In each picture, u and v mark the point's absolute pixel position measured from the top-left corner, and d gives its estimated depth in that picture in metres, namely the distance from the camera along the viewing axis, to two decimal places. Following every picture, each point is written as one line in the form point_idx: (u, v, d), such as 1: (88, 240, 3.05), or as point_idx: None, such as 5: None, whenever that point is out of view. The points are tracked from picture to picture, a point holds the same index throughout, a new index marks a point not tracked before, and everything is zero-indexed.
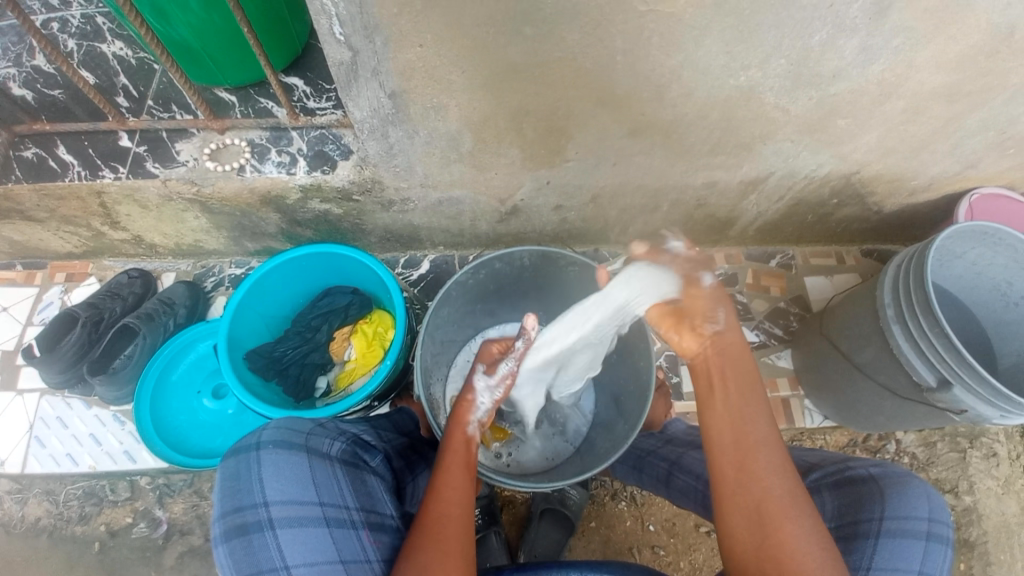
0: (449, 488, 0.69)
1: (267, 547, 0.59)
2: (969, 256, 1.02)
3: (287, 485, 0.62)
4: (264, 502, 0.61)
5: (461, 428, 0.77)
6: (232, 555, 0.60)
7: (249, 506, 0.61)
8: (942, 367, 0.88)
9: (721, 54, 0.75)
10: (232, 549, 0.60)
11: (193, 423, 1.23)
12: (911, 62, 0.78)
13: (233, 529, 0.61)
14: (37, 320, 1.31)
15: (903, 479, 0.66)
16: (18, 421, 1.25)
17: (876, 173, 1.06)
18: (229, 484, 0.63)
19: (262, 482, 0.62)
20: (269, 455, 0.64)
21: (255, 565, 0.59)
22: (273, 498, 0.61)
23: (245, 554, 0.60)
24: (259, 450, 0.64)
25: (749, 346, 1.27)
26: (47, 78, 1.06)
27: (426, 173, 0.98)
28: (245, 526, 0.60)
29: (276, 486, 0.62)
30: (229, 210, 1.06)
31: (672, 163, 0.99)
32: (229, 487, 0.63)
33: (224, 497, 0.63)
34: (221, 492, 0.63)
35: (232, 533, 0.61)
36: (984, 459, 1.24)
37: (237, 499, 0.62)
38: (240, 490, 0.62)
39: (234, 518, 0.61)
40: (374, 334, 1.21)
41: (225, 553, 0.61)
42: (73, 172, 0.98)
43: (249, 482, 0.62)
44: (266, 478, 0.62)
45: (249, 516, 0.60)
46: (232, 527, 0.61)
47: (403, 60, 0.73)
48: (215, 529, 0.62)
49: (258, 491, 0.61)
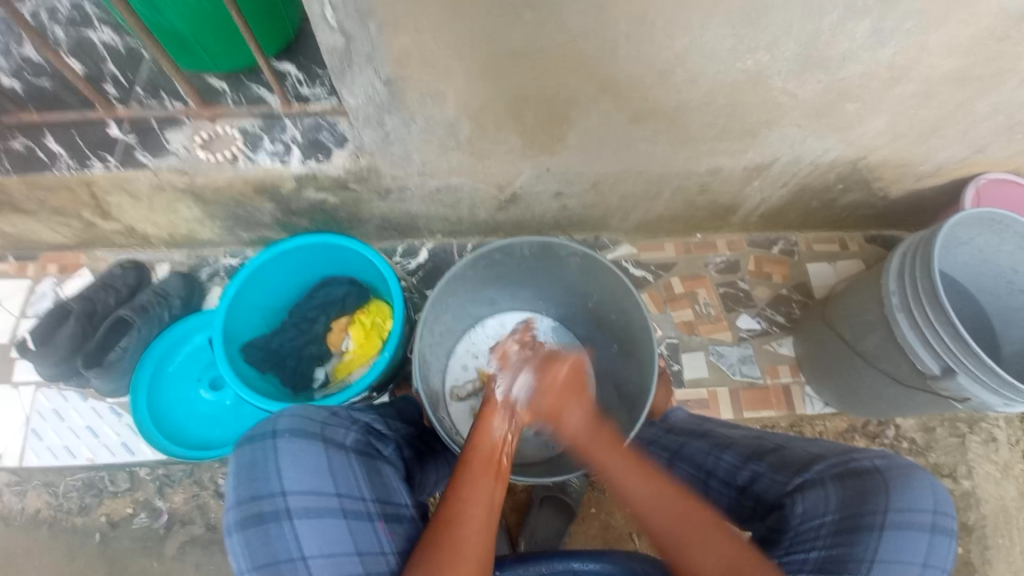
0: (473, 487, 0.68)
1: (285, 537, 0.59)
2: (975, 242, 1.00)
3: (305, 476, 0.62)
4: (282, 492, 0.61)
5: (488, 434, 0.78)
6: (248, 544, 0.60)
7: (266, 496, 0.60)
8: (948, 356, 0.87)
9: (728, 37, 0.72)
10: (248, 538, 0.60)
11: (190, 416, 1.22)
12: (923, 46, 0.76)
13: (249, 518, 0.60)
14: (31, 312, 1.29)
15: (907, 472, 0.65)
16: (15, 415, 1.24)
17: (882, 159, 1.03)
18: (245, 472, 0.62)
19: (279, 472, 0.61)
20: (285, 444, 0.63)
21: (272, 555, 0.59)
22: (290, 488, 0.61)
23: (262, 543, 0.59)
24: (276, 439, 0.63)
25: (751, 333, 1.26)
26: (33, 65, 1.03)
27: (424, 161, 0.96)
28: (262, 516, 0.60)
29: (293, 476, 0.61)
30: (222, 200, 1.04)
31: (675, 150, 0.97)
32: (245, 475, 0.62)
33: (240, 485, 0.62)
34: (237, 480, 0.62)
35: (249, 521, 0.60)
36: (984, 444, 1.24)
37: (254, 488, 0.61)
38: (256, 479, 0.61)
39: (251, 507, 0.60)
40: (372, 324, 1.19)
41: (240, 541, 0.60)
42: (61, 163, 0.95)
43: (266, 471, 0.61)
44: (284, 468, 0.62)
45: (267, 506, 0.60)
46: (248, 516, 0.60)
47: (399, 46, 0.71)
48: (230, 517, 0.62)
49: (276, 481, 0.61)
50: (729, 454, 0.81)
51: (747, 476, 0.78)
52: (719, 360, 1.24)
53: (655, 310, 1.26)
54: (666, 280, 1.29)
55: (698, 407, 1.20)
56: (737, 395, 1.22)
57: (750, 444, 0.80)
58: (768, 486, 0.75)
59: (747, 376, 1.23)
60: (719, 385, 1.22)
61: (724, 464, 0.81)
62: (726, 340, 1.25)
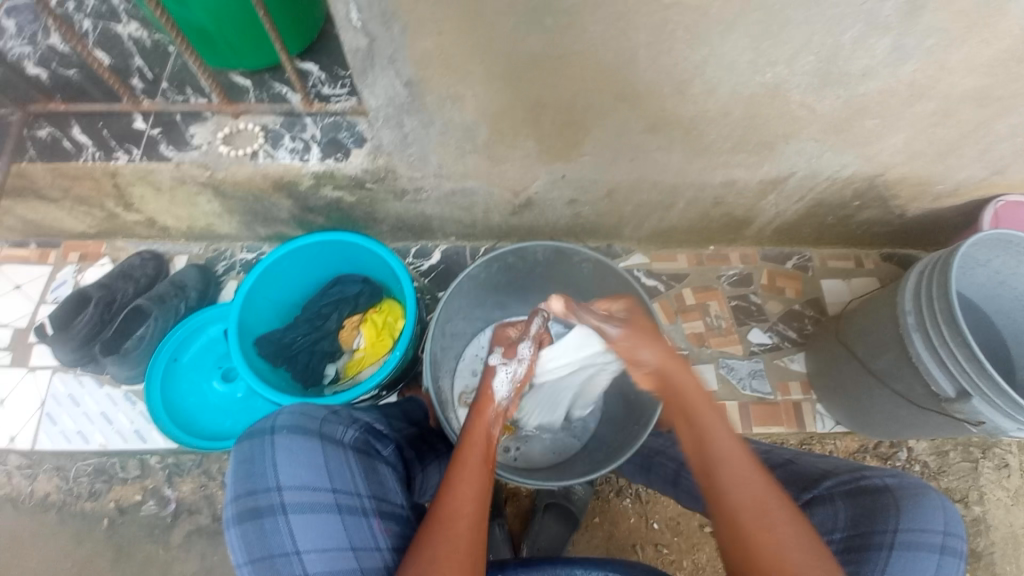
0: (463, 484, 0.68)
1: (279, 532, 0.60)
2: (993, 264, 0.99)
3: (301, 472, 0.63)
4: (278, 488, 0.62)
5: (481, 427, 0.79)
6: (244, 538, 0.61)
7: (262, 491, 0.62)
8: (963, 378, 0.86)
9: (747, 50, 0.73)
10: (244, 532, 0.61)
11: (203, 406, 1.24)
12: (944, 64, 0.76)
13: (245, 513, 0.61)
14: (50, 298, 1.32)
15: (919, 491, 0.64)
16: (30, 398, 1.26)
17: (900, 176, 1.03)
18: (244, 467, 0.63)
19: (275, 467, 0.62)
20: (283, 440, 0.64)
21: (266, 549, 0.60)
22: (286, 484, 0.62)
23: (256, 537, 0.60)
24: (273, 435, 0.64)
25: (762, 348, 1.25)
26: (63, 57, 1.05)
27: (440, 164, 0.97)
28: (257, 510, 0.61)
29: (289, 471, 0.62)
30: (241, 195, 1.06)
31: (690, 161, 0.97)
32: (243, 470, 0.63)
33: (237, 480, 0.63)
34: (235, 474, 0.64)
35: (245, 516, 0.61)
36: (996, 470, 1.22)
37: (251, 483, 0.62)
38: (253, 474, 0.62)
39: (247, 502, 0.62)
40: (384, 323, 1.20)
41: (236, 536, 0.61)
42: (87, 153, 0.97)
43: (263, 466, 0.63)
44: (281, 463, 0.63)
45: (263, 500, 0.61)
46: (244, 510, 0.62)
47: (420, 49, 0.72)
48: (228, 511, 0.63)
49: (272, 476, 0.62)
50: None
51: None
52: (729, 373, 1.23)
53: (666, 320, 1.26)
54: (678, 290, 1.29)
55: None
56: (746, 409, 1.21)
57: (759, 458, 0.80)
58: None
59: (757, 391, 1.22)
60: (729, 399, 1.21)
61: None
62: (737, 354, 1.25)
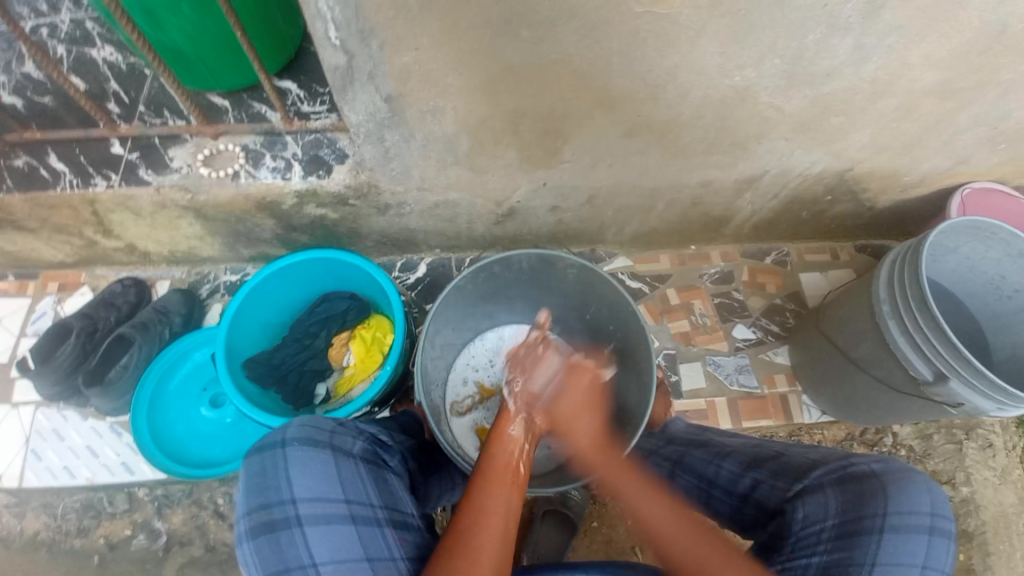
0: (488, 497, 0.70)
1: (296, 545, 0.60)
2: (963, 251, 1.03)
3: (315, 483, 0.62)
4: (293, 500, 0.61)
5: (504, 446, 0.79)
6: (259, 552, 0.60)
7: (277, 504, 0.61)
8: (938, 362, 0.89)
9: (716, 54, 0.75)
10: (259, 547, 0.61)
11: (191, 434, 1.22)
12: (904, 60, 0.79)
13: (260, 526, 0.61)
14: (31, 331, 1.29)
15: (906, 474, 0.66)
16: (13, 435, 1.23)
17: (869, 170, 1.06)
18: (255, 481, 0.63)
19: (288, 480, 0.62)
20: (295, 454, 0.64)
21: (283, 562, 0.60)
22: (301, 496, 0.61)
23: (272, 551, 0.60)
24: (284, 448, 0.64)
25: (746, 343, 1.28)
26: (37, 85, 1.04)
27: (422, 177, 0.98)
28: (272, 524, 0.60)
29: (303, 484, 0.62)
30: (224, 216, 1.06)
31: (668, 163, 0.99)
32: (254, 484, 0.63)
33: (250, 494, 0.63)
34: (247, 488, 0.63)
35: (259, 530, 0.61)
36: (981, 450, 1.25)
37: (264, 497, 0.62)
38: (267, 487, 0.62)
39: (261, 515, 0.61)
40: (373, 339, 1.19)
41: (251, 550, 0.61)
42: (65, 181, 0.97)
43: (276, 480, 0.62)
44: (293, 476, 0.62)
45: (277, 513, 0.61)
46: (259, 524, 0.61)
47: (399, 64, 0.73)
48: (241, 526, 0.62)
49: (286, 489, 0.62)
50: (730, 463, 0.81)
51: (748, 484, 0.78)
52: (716, 369, 1.25)
53: (652, 321, 1.28)
54: (662, 291, 1.31)
55: (698, 417, 1.22)
56: (735, 404, 1.23)
57: (749, 452, 0.81)
58: (768, 494, 0.75)
59: (744, 386, 1.24)
60: (717, 395, 1.23)
61: (726, 472, 0.81)
62: (723, 350, 1.27)
